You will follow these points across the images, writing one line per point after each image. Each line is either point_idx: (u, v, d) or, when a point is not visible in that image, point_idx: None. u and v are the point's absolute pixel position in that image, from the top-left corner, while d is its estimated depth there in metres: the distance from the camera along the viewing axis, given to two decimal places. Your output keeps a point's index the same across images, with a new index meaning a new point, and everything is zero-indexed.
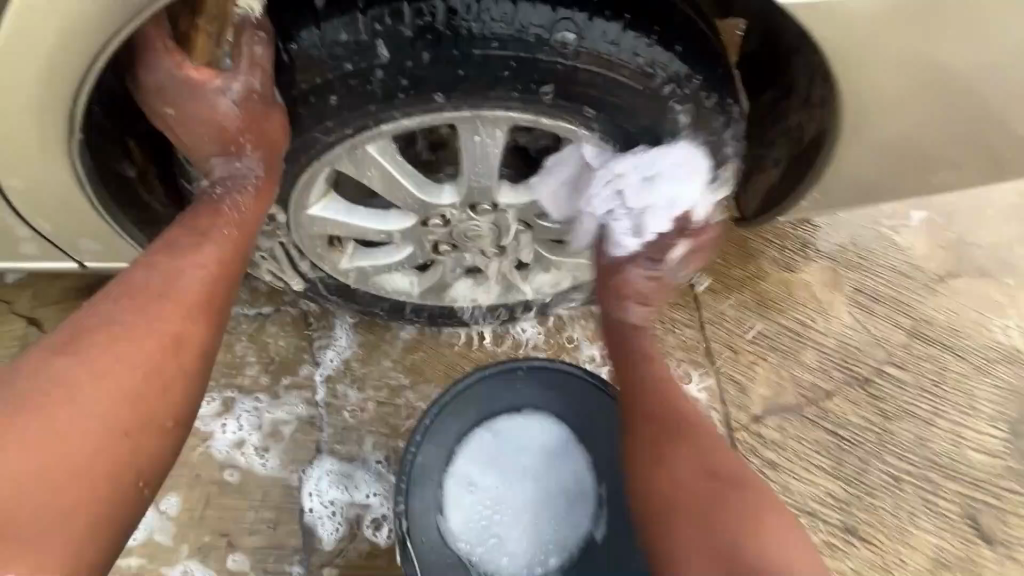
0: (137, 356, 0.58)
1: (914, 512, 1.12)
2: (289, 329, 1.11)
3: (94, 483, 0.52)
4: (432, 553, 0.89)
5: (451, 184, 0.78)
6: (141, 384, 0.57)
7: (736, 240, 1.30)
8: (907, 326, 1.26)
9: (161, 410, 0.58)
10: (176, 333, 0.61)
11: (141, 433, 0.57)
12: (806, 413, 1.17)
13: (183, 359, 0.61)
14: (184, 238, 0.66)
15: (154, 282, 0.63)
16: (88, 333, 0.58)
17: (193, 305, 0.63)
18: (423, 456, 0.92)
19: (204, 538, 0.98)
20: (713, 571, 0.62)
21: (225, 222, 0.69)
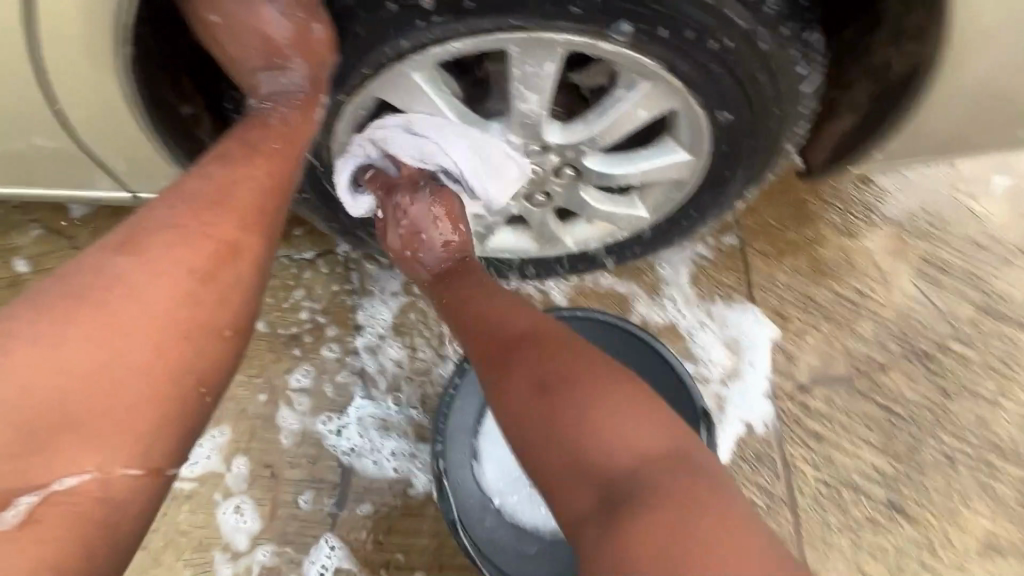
0: (190, 261, 0.58)
1: (967, 494, 1.06)
2: (332, 275, 1.12)
3: (158, 382, 0.54)
4: (467, 496, 0.91)
5: (499, 121, 0.75)
6: (196, 290, 0.58)
7: (794, 202, 1.22)
8: (977, 300, 1.17)
9: (217, 316, 0.59)
10: (229, 241, 0.61)
11: (199, 338, 0.57)
12: (856, 385, 1.12)
13: (237, 267, 0.61)
14: (237, 150, 0.66)
15: (208, 189, 0.62)
16: (144, 234, 0.58)
17: (246, 217, 0.63)
18: (461, 399, 0.93)
19: (250, 466, 1.03)
20: (579, 479, 0.59)
21: (275, 135, 0.68)
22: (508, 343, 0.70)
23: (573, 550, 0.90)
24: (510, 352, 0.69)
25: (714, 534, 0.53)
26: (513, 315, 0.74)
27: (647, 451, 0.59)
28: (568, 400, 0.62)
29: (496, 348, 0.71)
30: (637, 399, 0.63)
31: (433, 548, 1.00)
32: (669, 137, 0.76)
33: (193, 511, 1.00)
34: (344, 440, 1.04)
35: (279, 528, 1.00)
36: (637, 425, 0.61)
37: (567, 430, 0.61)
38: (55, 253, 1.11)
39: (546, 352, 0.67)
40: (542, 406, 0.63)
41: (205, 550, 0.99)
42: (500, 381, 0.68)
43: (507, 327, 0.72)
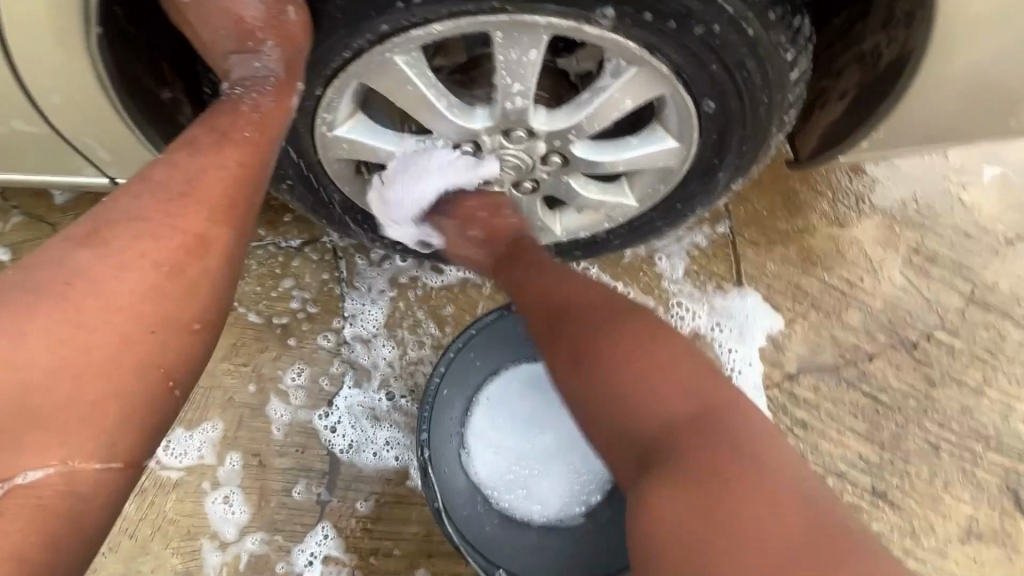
0: (155, 252, 0.56)
1: (950, 481, 1.08)
2: (318, 264, 1.12)
3: (120, 378, 0.52)
4: (454, 485, 0.91)
5: (484, 107, 0.73)
6: (163, 282, 0.55)
7: (785, 191, 1.22)
8: (965, 290, 1.18)
9: (185, 309, 0.56)
10: (197, 232, 0.58)
11: (165, 332, 0.55)
12: (843, 375, 1.13)
13: (207, 259, 0.59)
14: (208, 136, 0.63)
15: (177, 178, 0.60)
16: (108, 225, 0.56)
17: (216, 205, 0.60)
18: (448, 390, 0.93)
19: (237, 456, 1.02)
20: (621, 438, 0.65)
21: (248, 123, 0.65)
22: (548, 313, 0.74)
23: (566, 536, 0.92)
24: (550, 322, 0.74)
25: (748, 485, 0.57)
26: (553, 288, 0.76)
27: (682, 414, 0.63)
28: (606, 372, 0.67)
29: (537, 323, 0.75)
30: (676, 363, 0.67)
31: (422, 535, 1.01)
32: (659, 125, 0.75)
33: (180, 500, 1.00)
34: (333, 428, 1.04)
35: (267, 516, 1.00)
36: (671, 388, 0.64)
37: (608, 400, 0.66)
38: (36, 240, 1.09)
39: (585, 325, 0.71)
40: (582, 374, 0.68)
41: (191, 539, 0.98)
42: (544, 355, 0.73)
43: (546, 298, 0.76)
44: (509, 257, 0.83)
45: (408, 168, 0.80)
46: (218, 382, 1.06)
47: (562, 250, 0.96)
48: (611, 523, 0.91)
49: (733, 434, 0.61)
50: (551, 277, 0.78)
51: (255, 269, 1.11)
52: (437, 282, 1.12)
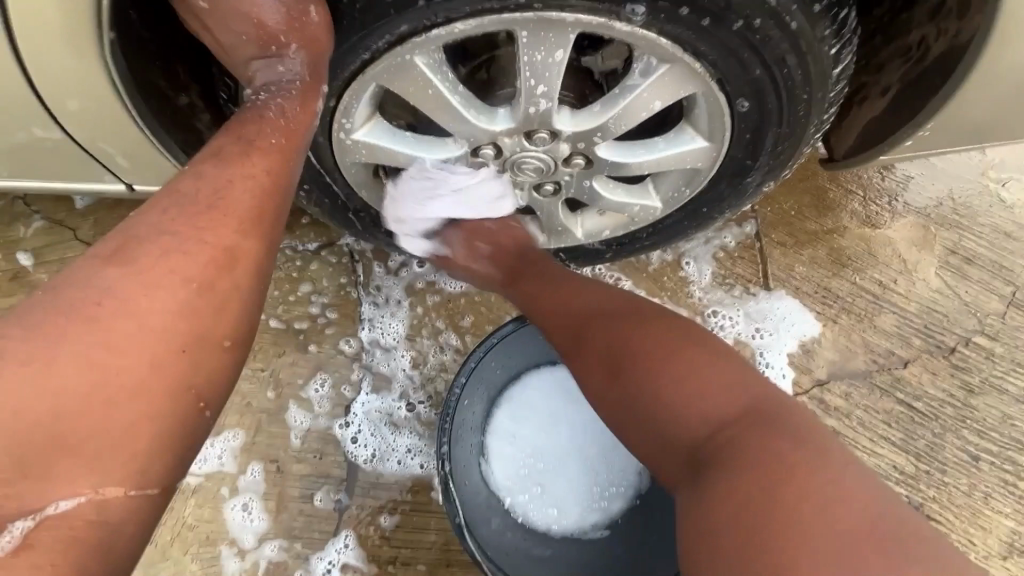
0: (185, 269, 0.54)
1: (991, 493, 1.03)
2: (334, 267, 1.12)
3: (153, 401, 0.50)
4: (474, 496, 0.89)
5: (506, 109, 0.71)
6: (193, 299, 0.54)
7: (813, 192, 1.19)
8: (1004, 293, 1.13)
9: (216, 326, 0.55)
10: (228, 245, 0.57)
11: (196, 351, 0.53)
12: (876, 381, 1.08)
13: (237, 273, 0.57)
14: (235, 147, 0.62)
15: (204, 192, 0.58)
16: (137, 242, 0.54)
17: (245, 217, 0.58)
18: (468, 399, 0.91)
19: (256, 461, 1.02)
20: (668, 449, 0.64)
21: (274, 130, 0.64)
22: (576, 329, 0.76)
23: (589, 549, 0.89)
24: (578, 337, 0.75)
25: (811, 478, 0.55)
26: (583, 301, 0.78)
27: (716, 409, 0.63)
28: (644, 380, 0.67)
29: (570, 334, 0.76)
30: (714, 365, 0.67)
31: (440, 544, 0.99)
32: (687, 125, 0.72)
33: (199, 505, 0.99)
34: (355, 438, 1.03)
35: (285, 523, 0.99)
36: (712, 389, 0.64)
37: (650, 407, 0.66)
38: (58, 244, 1.10)
39: (620, 334, 0.72)
40: (618, 391, 0.69)
41: (210, 545, 0.98)
42: (579, 367, 0.74)
43: (568, 312, 0.77)
44: (530, 272, 0.84)
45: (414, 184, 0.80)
46: (237, 386, 1.05)
47: (583, 256, 0.93)
48: (634, 536, 0.89)
49: (769, 417, 0.61)
50: (579, 291, 0.79)
51: (274, 273, 1.11)
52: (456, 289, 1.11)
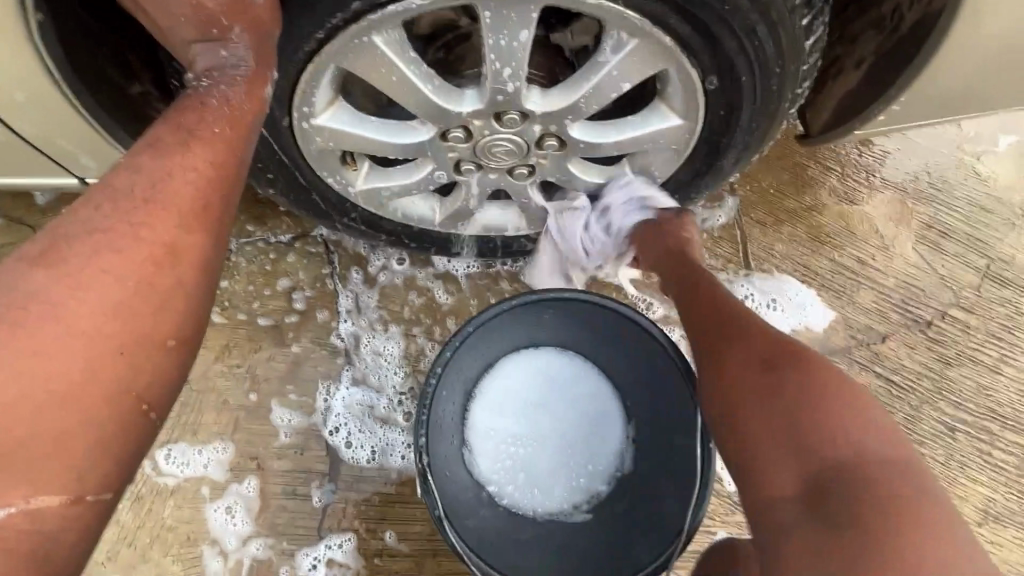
0: (120, 267, 0.52)
1: (966, 463, 1.04)
2: (307, 260, 1.10)
3: (89, 405, 0.48)
4: (455, 485, 0.87)
5: (474, 89, 0.68)
6: (129, 300, 0.52)
7: (791, 170, 1.19)
8: (979, 265, 1.15)
9: (156, 325, 0.53)
10: (167, 243, 0.55)
11: (134, 351, 0.51)
12: (856, 356, 1.09)
13: (179, 270, 0.55)
14: (173, 138, 0.59)
15: (139, 188, 0.56)
16: (63, 242, 0.52)
17: (186, 213, 0.56)
18: (445, 391, 0.89)
19: (236, 459, 1.00)
20: (778, 445, 0.55)
21: (218, 118, 0.61)
22: (725, 315, 0.68)
23: (575, 533, 0.87)
24: (726, 323, 0.67)
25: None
26: (735, 304, 0.69)
27: (871, 447, 0.53)
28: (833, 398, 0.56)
29: (722, 329, 0.66)
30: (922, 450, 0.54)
31: (427, 534, 0.98)
32: (661, 103, 0.70)
33: (179, 506, 0.97)
34: (348, 442, 1.01)
35: (268, 521, 0.98)
36: (880, 435, 0.53)
37: (808, 427, 0.55)
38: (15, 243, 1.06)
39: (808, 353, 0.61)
40: (751, 369, 0.61)
41: (192, 546, 0.96)
42: (730, 356, 0.63)
43: (721, 304, 0.70)
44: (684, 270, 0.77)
45: (584, 212, 0.85)
46: (213, 383, 1.03)
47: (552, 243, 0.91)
48: (616, 519, 0.87)
49: (928, 490, 0.50)
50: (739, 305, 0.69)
51: (247, 267, 1.09)
52: (434, 278, 1.10)
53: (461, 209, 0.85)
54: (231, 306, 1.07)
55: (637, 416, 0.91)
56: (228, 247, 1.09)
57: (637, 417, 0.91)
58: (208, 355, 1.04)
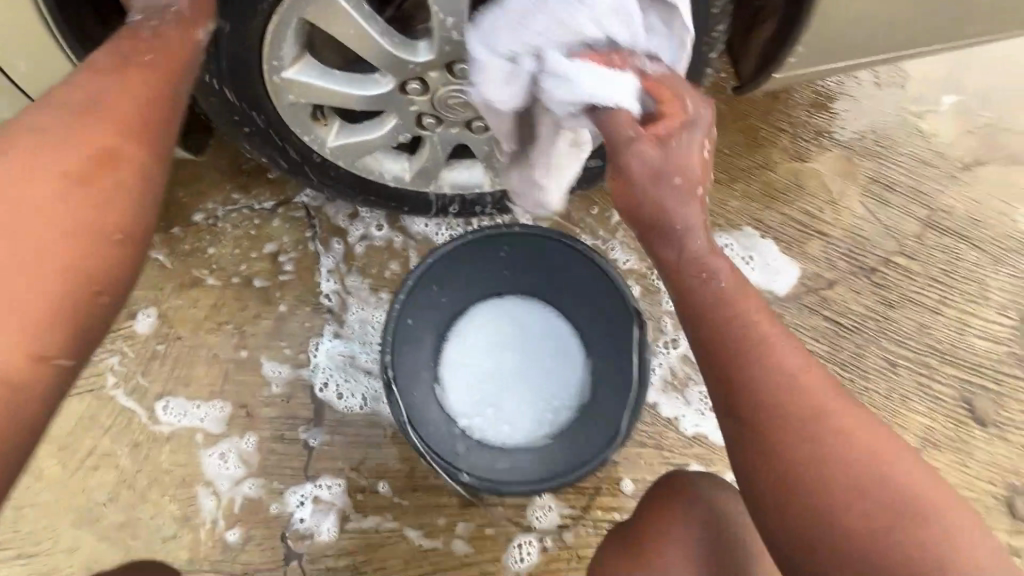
0: (64, 165, 0.58)
1: (907, 395, 1.12)
2: (291, 225, 1.17)
3: (36, 279, 0.54)
4: (420, 405, 0.92)
5: (427, 41, 0.76)
6: (72, 192, 0.58)
7: (745, 131, 1.26)
8: (922, 215, 1.23)
9: (99, 217, 0.58)
10: (108, 147, 0.60)
11: (79, 236, 0.57)
12: (806, 301, 1.17)
13: (119, 173, 0.61)
14: (112, 61, 0.64)
15: (82, 98, 0.61)
16: (15, 141, 0.58)
17: (126, 122, 0.62)
18: (412, 318, 0.92)
19: (226, 408, 1.07)
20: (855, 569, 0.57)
21: (151, 48, 0.65)
22: (807, 406, 0.61)
23: (535, 458, 0.92)
24: (806, 420, 0.61)
25: None
26: (814, 393, 0.62)
27: None
28: (874, 494, 0.58)
29: (766, 408, 0.61)
30: (953, 505, 0.58)
31: (407, 471, 1.06)
32: None
33: (174, 451, 1.05)
34: (338, 393, 1.08)
35: (259, 463, 1.05)
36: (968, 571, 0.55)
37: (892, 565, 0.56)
38: None
39: (846, 427, 0.61)
40: (836, 491, 0.58)
41: (187, 487, 1.03)
42: (773, 438, 0.61)
43: (800, 390, 0.62)
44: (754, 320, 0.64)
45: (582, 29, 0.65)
46: (203, 339, 1.10)
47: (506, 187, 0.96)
48: (577, 439, 0.93)
49: None
50: (789, 352, 0.63)
51: (232, 231, 1.16)
52: (410, 239, 1.17)
53: (427, 166, 0.92)
54: (219, 268, 1.14)
55: (594, 352, 0.98)
56: (215, 214, 1.16)
57: (594, 353, 0.98)
58: (198, 313, 1.12)
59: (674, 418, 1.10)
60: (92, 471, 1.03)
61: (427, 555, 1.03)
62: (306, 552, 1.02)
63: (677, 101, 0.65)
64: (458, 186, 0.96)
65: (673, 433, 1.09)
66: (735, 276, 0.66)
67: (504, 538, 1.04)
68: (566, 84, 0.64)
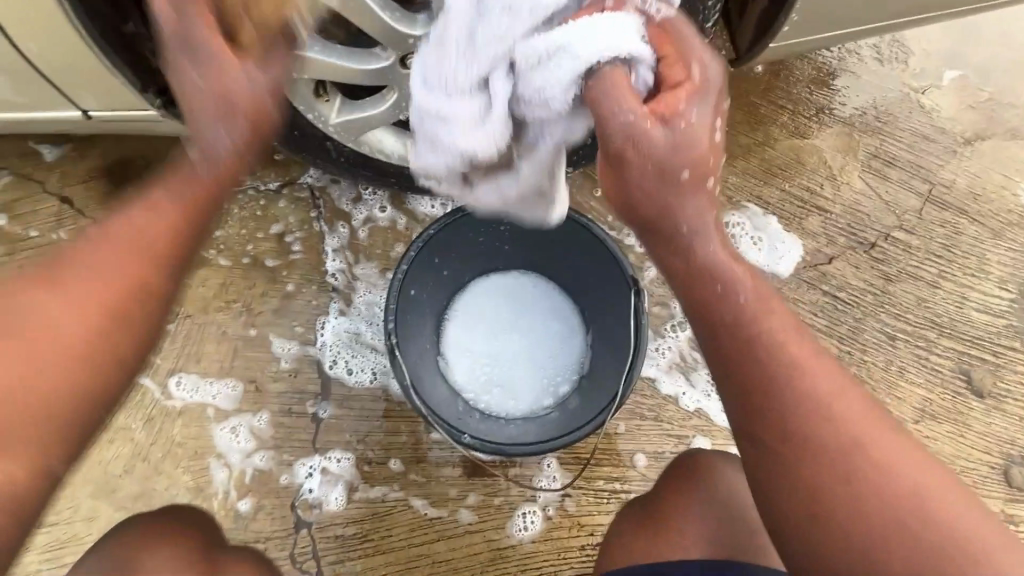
0: (75, 321, 0.57)
1: (906, 368, 1.14)
2: (295, 205, 1.19)
3: (10, 444, 0.52)
4: (426, 374, 0.94)
5: (426, 16, 0.77)
6: (69, 352, 0.56)
7: (745, 108, 1.26)
8: (922, 190, 1.23)
9: (85, 381, 0.56)
10: (120, 302, 0.58)
11: (60, 404, 0.55)
12: (805, 276, 1.18)
13: (120, 330, 0.58)
14: (158, 197, 0.62)
15: (119, 241, 0.60)
16: (56, 273, 0.58)
17: (142, 274, 0.60)
18: (415, 289, 0.93)
19: (235, 383, 1.10)
20: None
21: (190, 192, 0.63)
22: (839, 427, 0.58)
23: (540, 425, 0.93)
24: (839, 445, 0.57)
25: None
26: (845, 410, 0.58)
27: None
28: (911, 519, 0.54)
29: (793, 435, 0.58)
30: (994, 535, 0.54)
31: (412, 444, 1.08)
32: None
33: (186, 425, 1.08)
34: (348, 370, 1.11)
35: (268, 437, 1.08)
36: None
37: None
38: (29, 197, 1.17)
39: (883, 455, 0.57)
40: (870, 518, 0.55)
41: (199, 459, 1.07)
42: (797, 461, 0.58)
43: (831, 408, 0.58)
44: (780, 333, 0.61)
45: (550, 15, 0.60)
46: (213, 317, 1.13)
47: None
48: (578, 404, 0.95)
49: None
50: (817, 373, 0.60)
51: (238, 212, 1.18)
52: (413, 218, 1.19)
53: None
54: (226, 249, 1.16)
55: (593, 324, 1.01)
56: None
57: (593, 325, 1.01)
58: (206, 292, 1.14)
59: (674, 396, 1.12)
60: (108, 445, 1.06)
61: (432, 523, 1.06)
62: (315, 521, 1.05)
63: (680, 65, 0.61)
64: None
65: (673, 406, 1.11)
66: (759, 291, 0.63)
67: (508, 508, 1.06)
68: (550, 72, 0.59)
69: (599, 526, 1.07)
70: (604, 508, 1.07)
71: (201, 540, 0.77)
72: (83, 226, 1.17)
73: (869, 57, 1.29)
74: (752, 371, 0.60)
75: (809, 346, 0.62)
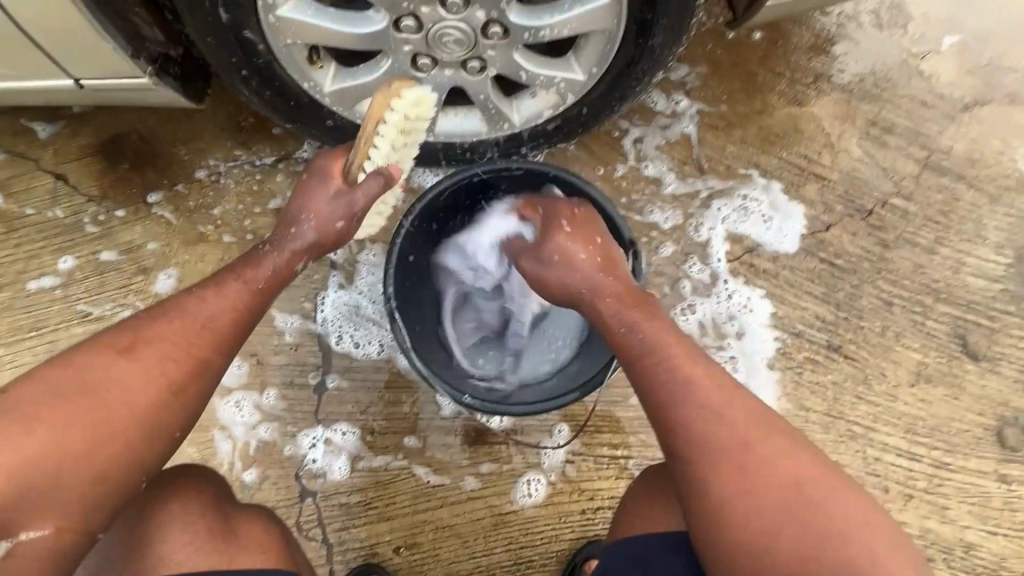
0: (164, 377, 0.66)
1: (902, 333, 1.15)
2: (293, 179, 1.18)
3: (112, 474, 0.62)
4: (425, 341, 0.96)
5: None
6: (161, 401, 0.65)
7: (742, 77, 1.25)
8: (920, 156, 1.23)
9: (173, 424, 0.66)
10: (201, 360, 0.69)
11: (151, 444, 0.64)
12: (803, 244, 1.18)
13: (200, 380, 0.69)
14: (233, 285, 0.74)
15: (196, 314, 0.70)
16: (141, 341, 0.67)
17: (219, 339, 0.71)
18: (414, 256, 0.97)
19: (236, 357, 1.11)
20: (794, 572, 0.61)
21: (265, 274, 0.76)
22: (734, 424, 0.67)
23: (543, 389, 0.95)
24: (733, 441, 0.67)
25: None
26: (738, 409, 0.69)
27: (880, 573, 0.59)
28: (796, 503, 0.63)
29: (701, 438, 0.67)
30: (858, 505, 0.64)
31: (414, 415, 1.10)
32: None
33: None
34: (356, 343, 1.12)
35: (271, 410, 1.09)
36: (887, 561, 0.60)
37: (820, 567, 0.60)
38: (23, 175, 1.17)
39: (760, 443, 0.67)
40: (762, 503, 0.64)
41: (203, 432, 1.08)
42: (700, 459, 0.67)
43: (722, 410, 0.69)
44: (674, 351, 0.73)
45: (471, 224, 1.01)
46: None
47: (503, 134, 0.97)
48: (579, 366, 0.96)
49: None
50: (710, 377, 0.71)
51: (234, 187, 1.17)
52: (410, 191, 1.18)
53: None
54: (223, 224, 1.16)
55: None
56: (217, 171, 1.18)
57: None
58: (205, 268, 1.14)
59: None
60: None
61: (434, 491, 1.08)
62: (319, 490, 1.07)
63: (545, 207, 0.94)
64: (454, 134, 0.97)
65: None
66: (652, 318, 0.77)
67: (511, 475, 1.08)
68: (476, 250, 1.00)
69: (599, 491, 1.09)
70: (604, 473, 1.09)
71: (217, 494, 0.78)
72: (78, 203, 1.17)
73: (869, 22, 1.28)
74: (661, 391, 0.71)
75: (699, 357, 0.73)
